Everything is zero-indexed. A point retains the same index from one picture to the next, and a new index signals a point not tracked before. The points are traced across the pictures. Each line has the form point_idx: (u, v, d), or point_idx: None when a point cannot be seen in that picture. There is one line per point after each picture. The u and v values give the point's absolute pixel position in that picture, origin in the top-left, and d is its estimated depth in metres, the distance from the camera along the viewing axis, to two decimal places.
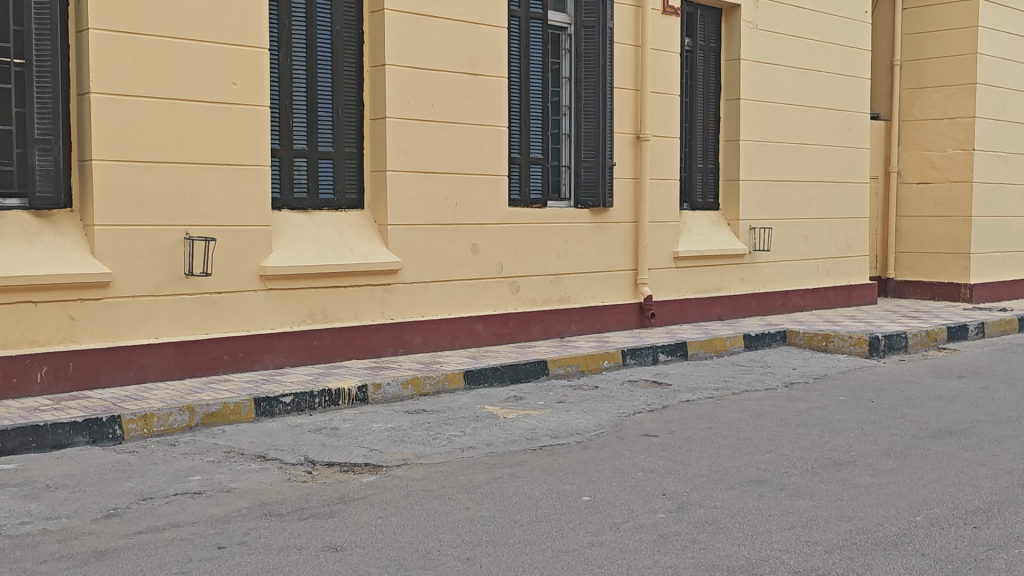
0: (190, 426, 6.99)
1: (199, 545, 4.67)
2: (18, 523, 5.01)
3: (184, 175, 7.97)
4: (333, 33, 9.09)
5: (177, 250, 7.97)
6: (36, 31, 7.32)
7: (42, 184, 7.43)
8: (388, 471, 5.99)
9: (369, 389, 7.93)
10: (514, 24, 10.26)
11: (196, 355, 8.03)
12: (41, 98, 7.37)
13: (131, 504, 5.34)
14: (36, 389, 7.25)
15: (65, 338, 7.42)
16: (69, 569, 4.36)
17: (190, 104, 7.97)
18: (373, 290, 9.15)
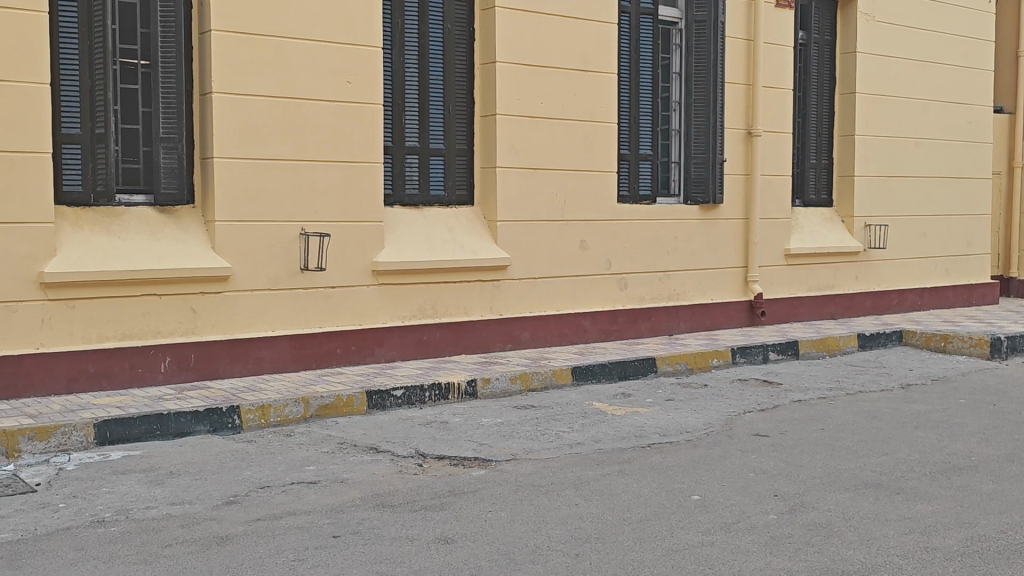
0: (305, 418, 7.17)
1: (315, 534, 4.79)
2: (144, 508, 5.21)
3: (301, 172, 8.17)
4: (445, 32, 9.18)
5: (293, 246, 8.16)
6: (162, 33, 7.61)
7: (166, 181, 7.71)
8: (497, 466, 6.04)
9: (479, 383, 8.01)
10: (624, 19, 10.18)
11: (310, 348, 8.22)
12: (166, 98, 7.65)
13: (249, 492, 5.51)
14: (160, 378, 7.52)
15: (188, 330, 7.68)
16: (192, 553, 4.51)
17: (307, 103, 8.17)
18: (482, 286, 9.23)
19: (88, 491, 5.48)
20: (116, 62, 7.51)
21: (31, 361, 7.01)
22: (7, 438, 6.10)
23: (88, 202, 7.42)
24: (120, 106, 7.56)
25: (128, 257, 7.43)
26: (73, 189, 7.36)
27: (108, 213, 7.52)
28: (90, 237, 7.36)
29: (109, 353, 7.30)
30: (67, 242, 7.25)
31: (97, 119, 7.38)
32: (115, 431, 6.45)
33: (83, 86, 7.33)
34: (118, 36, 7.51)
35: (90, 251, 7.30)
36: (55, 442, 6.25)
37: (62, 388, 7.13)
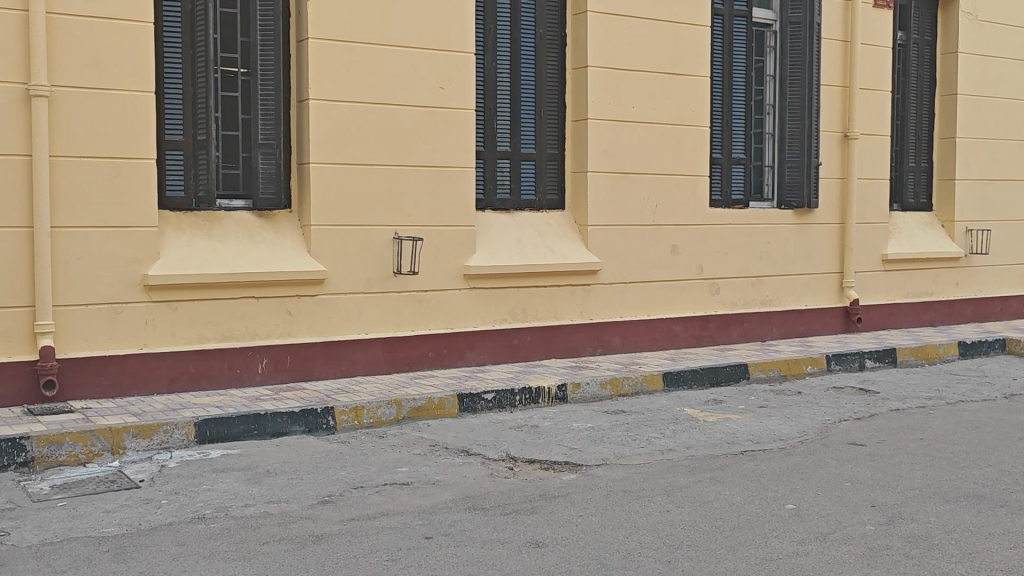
0: (397, 420, 7.26)
1: (408, 534, 4.84)
2: (243, 505, 5.33)
3: (394, 177, 8.28)
4: (537, 37, 9.22)
5: (387, 250, 8.27)
6: (262, 41, 7.78)
7: (265, 186, 7.89)
8: (588, 470, 6.04)
9: (569, 388, 8.01)
10: (717, 22, 10.10)
11: (403, 350, 8.32)
12: (265, 105, 7.82)
13: (344, 492, 5.59)
14: (257, 379, 7.68)
15: (284, 331, 7.84)
16: (288, 551, 4.61)
17: (401, 109, 8.27)
18: (573, 290, 9.22)
19: (188, 488, 5.63)
20: (218, 70, 7.69)
21: (135, 361, 7.23)
22: (112, 436, 6.26)
23: (190, 207, 7.64)
24: (221, 113, 7.73)
25: (228, 261, 7.61)
26: (176, 194, 7.58)
27: (209, 217, 7.71)
28: (192, 240, 7.57)
29: (209, 354, 7.49)
30: (170, 245, 7.46)
31: (199, 126, 7.60)
32: (215, 430, 6.61)
33: (185, 94, 7.55)
34: (220, 45, 7.70)
35: (191, 255, 7.50)
36: (158, 439, 6.42)
37: (164, 388, 7.33)
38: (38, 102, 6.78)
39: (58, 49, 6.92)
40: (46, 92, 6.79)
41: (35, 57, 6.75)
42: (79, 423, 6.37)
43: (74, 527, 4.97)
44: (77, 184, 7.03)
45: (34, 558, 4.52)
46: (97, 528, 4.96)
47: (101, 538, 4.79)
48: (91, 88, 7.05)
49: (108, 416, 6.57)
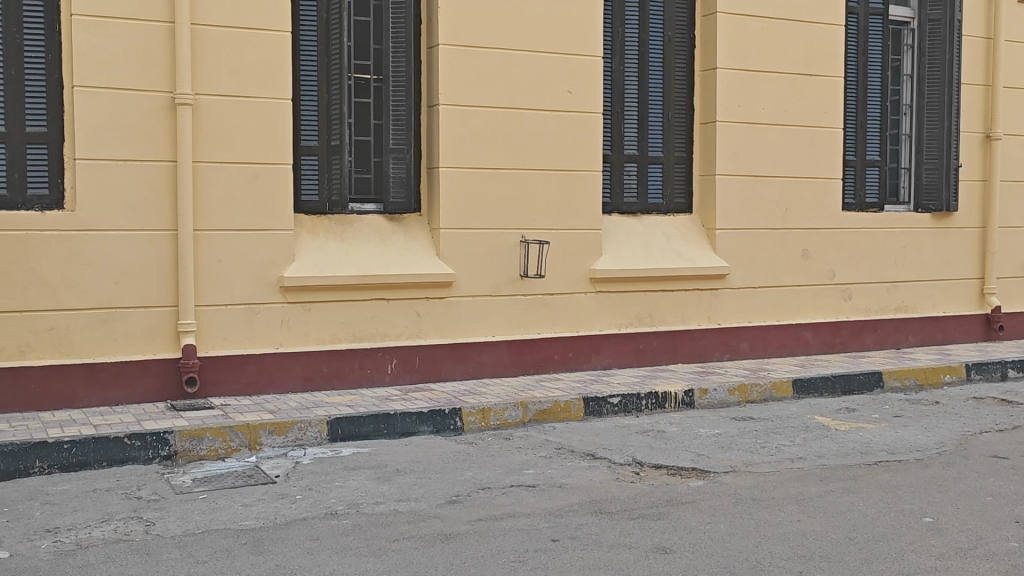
0: (523, 422, 7.31)
1: (535, 536, 4.87)
2: (374, 503, 5.45)
3: (522, 181, 8.33)
4: (666, 39, 9.16)
5: (514, 253, 8.33)
6: (394, 48, 7.92)
7: (396, 191, 8.05)
8: (716, 477, 5.97)
9: (696, 393, 7.94)
10: (852, 21, 9.85)
11: (529, 353, 8.37)
12: (396, 111, 7.96)
13: (471, 492, 5.66)
14: (386, 379, 7.85)
15: (413, 333, 7.98)
16: (418, 548, 4.68)
17: (529, 113, 8.32)
18: (700, 294, 9.12)
19: (322, 484, 5.79)
20: (351, 77, 7.88)
21: (271, 360, 7.47)
22: (250, 432, 6.48)
23: (324, 211, 7.87)
24: (354, 119, 7.92)
25: (360, 263, 7.79)
26: (311, 198, 7.83)
27: (342, 221, 7.91)
28: (326, 243, 7.77)
29: (341, 355, 7.68)
30: (305, 247, 7.68)
31: (332, 132, 7.81)
32: (346, 428, 6.77)
33: (320, 101, 7.78)
34: (353, 52, 7.89)
35: (325, 257, 7.70)
36: (293, 436, 6.61)
37: (298, 386, 7.56)
38: (183, 110, 7.06)
39: (202, 58, 7.19)
40: (190, 100, 7.07)
41: (181, 68, 7.04)
42: (219, 419, 6.61)
43: (215, 519, 5.16)
44: (218, 189, 7.29)
45: (178, 548, 4.71)
46: (236, 521, 5.14)
47: (239, 531, 4.96)
48: (232, 96, 7.30)
49: (246, 413, 6.80)
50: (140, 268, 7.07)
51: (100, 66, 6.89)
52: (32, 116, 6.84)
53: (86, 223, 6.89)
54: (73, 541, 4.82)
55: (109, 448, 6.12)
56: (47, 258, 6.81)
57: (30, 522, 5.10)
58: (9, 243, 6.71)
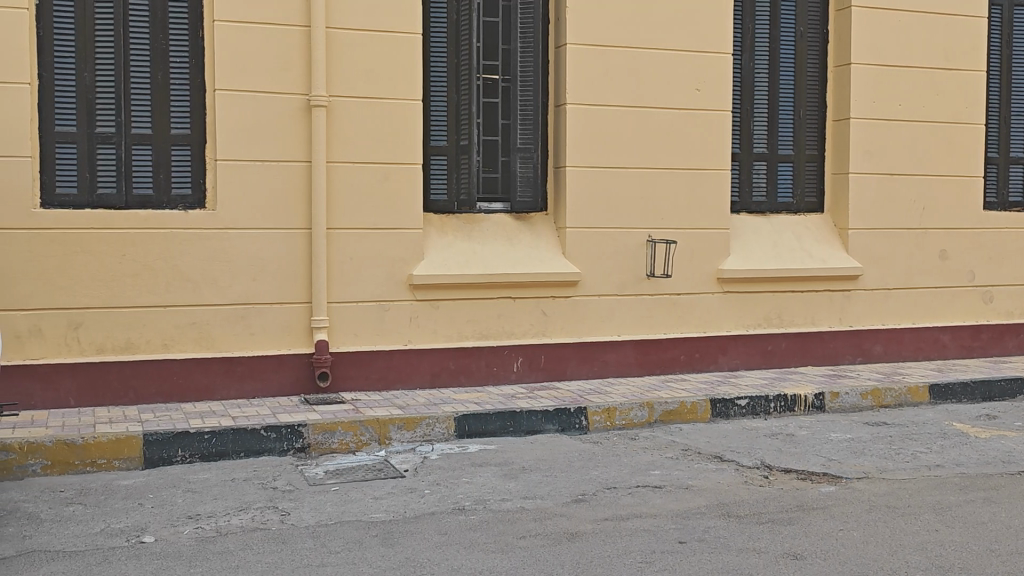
0: (649, 422, 7.27)
1: (662, 537, 4.84)
2: (501, 499, 5.50)
3: (650, 180, 8.28)
4: (797, 35, 9.00)
5: (640, 252, 8.29)
6: (522, 48, 7.99)
7: (523, 190, 8.12)
8: (848, 483, 5.82)
9: (827, 397, 7.75)
10: (995, 13, 9.49)
11: (654, 353, 8.32)
12: (524, 110, 8.03)
13: (597, 491, 5.65)
14: (512, 377, 7.91)
15: (539, 332, 8.02)
16: (544, 546, 4.71)
17: (657, 112, 8.26)
18: (832, 296, 8.91)
19: (449, 480, 5.86)
20: (480, 77, 7.94)
21: (399, 357, 7.61)
22: (380, 426, 6.60)
23: (451, 210, 7.98)
24: (482, 119, 7.97)
25: (487, 262, 7.87)
26: (439, 197, 7.95)
27: (469, 220, 8.01)
28: (453, 242, 7.88)
29: (467, 352, 7.79)
30: (433, 246, 7.80)
31: (461, 132, 7.92)
32: (473, 425, 6.85)
33: (449, 101, 7.90)
34: (482, 53, 7.95)
35: (453, 256, 7.80)
36: (421, 432, 6.72)
37: (426, 383, 7.68)
38: (318, 112, 7.25)
39: (336, 61, 7.36)
40: (324, 102, 7.25)
41: (316, 70, 7.23)
42: (350, 413, 6.76)
43: (347, 511, 5.28)
44: (350, 188, 7.46)
45: (312, 538, 4.84)
46: (367, 513, 5.25)
47: (370, 523, 5.07)
48: (365, 98, 7.46)
49: (376, 408, 6.94)
50: (276, 266, 7.29)
51: (239, 71, 7.12)
52: (177, 119, 7.12)
53: (225, 222, 7.14)
54: (213, 528, 5.01)
55: (247, 440, 6.33)
56: (189, 255, 7.07)
57: (173, 508, 5.32)
58: (154, 241, 6.99)
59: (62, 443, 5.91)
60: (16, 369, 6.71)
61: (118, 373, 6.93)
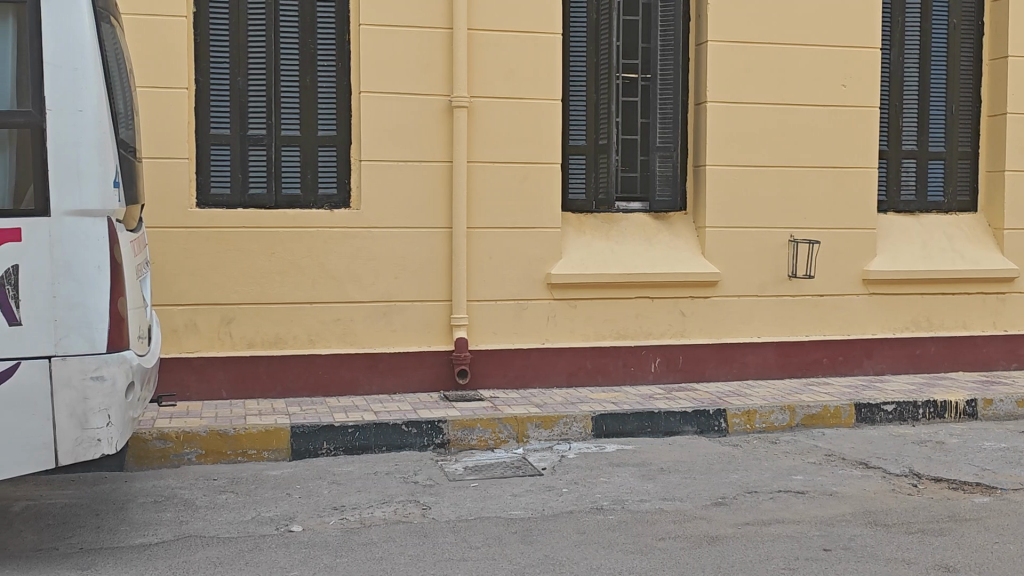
0: (791, 426, 7.12)
1: (805, 544, 4.73)
2: (639, 500, 5.47)
3: (793, 179, 8.10)
4: (950, 27, 8.65)
5: (783, 252, 8.12)
6: (661, 47, 7.95)
7: (661, 189, 8.08)
8: (1003, 494, 5.58)
9: (980, 404, 7.44)
10: None
11: (796, 356, 8.14)
12: (663, 109, 7.99)
13: (738, 495, 5.57)
14: (650, 377, 7.86)
15: (678, 332, 7.94)
16: (684, 549, 4.66)
17: (801, 109, 8.08)
18: (985, 299, 8.55)
19: (587, 479, 5.86)
20: (620, 77, 7.94)
21: (537, 355, 7.65)
22: (518, 424, 6.65)
23: (590, 209, 7.99)
24: (622, 118, 7.98)
25: (625, 261, 7.83)
26: (578, 197, 7.95)
27: (607, 219, 7.99)
28: (591, 241, 7.87)
29: (605, 352, 7.77)
30: (572, 245, 7.82)
31: (600, 131, 7.93)
32: (611, 425, 6.84)
33: (588, 101, 7.90)
34: (621, 52, 7.94)
35: (591, 256, 7.80)
36: (559, 430, 6.74)
37: (563, 381, 7.70)
38: (459, 113, 7.35)
39: (478, 62, 7.45)
40: (466, 103, 7.34)
41: (457, 72, 7.32)
42: (488, 411, 6.83)
43: (486, 507, 5.34)
44: (490, 188, 7.54)
45: (452, 532, 4.91)
46: (506, 510, 5.30)
47: (509, 520, 5.12)
48: (506, 98, 7.52)
49: (514, 406, 6.99)
50: (417, 264, 7.42)
51: (384, 72, 7.27)
52: (323, 121, 7.32)
53: (369, 221, 7.31)
54: (357, 519, 5.14)
55: (389, 435, 6.46)
56: (335, 253, 7.27)
57: (319, 499, 5.48)
58: (301, 240, 7.20)
59: (215, 433, 6.15)
60: (172, 361, 7.01)
61: (267, 367, 7.17)
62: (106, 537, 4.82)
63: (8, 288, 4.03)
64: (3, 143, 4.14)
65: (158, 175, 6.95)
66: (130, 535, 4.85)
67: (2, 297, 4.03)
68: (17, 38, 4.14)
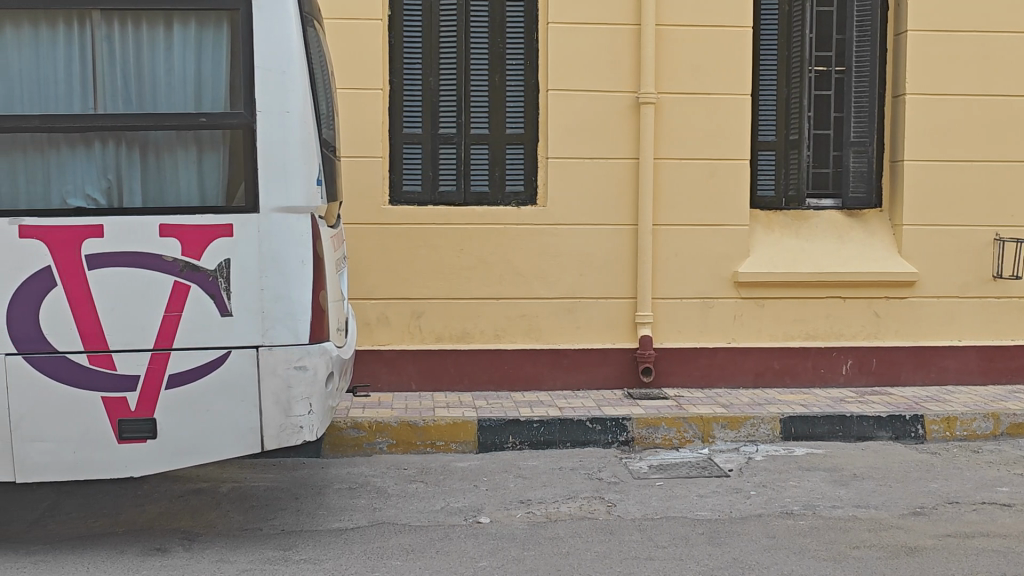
0: (995, 435, 6.74)
1: (1013, 560, 4.48)
2: (831, 506, 5.31)
3: (999, 174, 7.67)
4: None
5: (986, 251, 7.70)
6: (857, 37, 7.65)
7: (855, 185, 7.78)
8: None
9: None
10: None
11: (1001, 361, 7.72)
12: (859, 102, 7.70)
13: (937, 505, 5.32)
14: (841, 380, 7.61)
15: (871, 334, 7.66)
16: (880, 559, 4.49)
17: (1009, 100, 7.63)
18: None
19: (776, 482, 5.73)
20: (812, 70, 7.75)
21: (723, 354, 7.53)
22: (703, 424, 6.55)
23: (780, 206, 7.80)
24: (814, 113, 7.79)
25: (816, 259, 7.60)
26: (767, 193, 7.78)
27: (798, 217, 7.76)
28: (781, 239, 7.68)
29: (794, 353, 7.58)
30: (760, 243, 7.65)
31: (791, 127, 7.76)
32: (800, 427, 6.66)
33: (779, 95, 7.72)
34: (814, 44, 7.73)
35: (780, 254, 7.62)
36: (746, 431, 6.60)
37: (750, 382, 7.56)
38: (646, 109, 7.30)
39: (666, 57, 7.38)
40: (653, 99, 7.28)
41: (645, 67, 7.27)
42: (673, 409, 6.77)
43: (672, 506, 5.29)
44: (677, 185, 7.46)
45: (638, 530, 4.89)
46: (692, 510, 5.24)
47: (696, 521, 5.05)
48: (694, 94, 7.42)
49: (699, 405, 6.90)
50: (602, 261, 7.42)
51: (572, 69, 7.30)
52: (512, 120, 7.43)
53: (554, 218, 7.36)
54: (544, 513, 5.18)
55: (574, 431, 6.49)
56: (521, 249, 7.36)
57: (506, 492, 5.56)
58: (489, 237, 7.32)
59: (405, 425, 6.33)
60: (366, 353, 7.26)
61: (455, 361, 7.33)
62: (305, 520, 5.03)
63: (221, 280, 4.25)
64: (217, 142, 4.35)
65: (354, 174, 7.21)
66: (327, 519, 5.05)
67: (217, 289, 4.25)
68: (230, 44, 4.35)
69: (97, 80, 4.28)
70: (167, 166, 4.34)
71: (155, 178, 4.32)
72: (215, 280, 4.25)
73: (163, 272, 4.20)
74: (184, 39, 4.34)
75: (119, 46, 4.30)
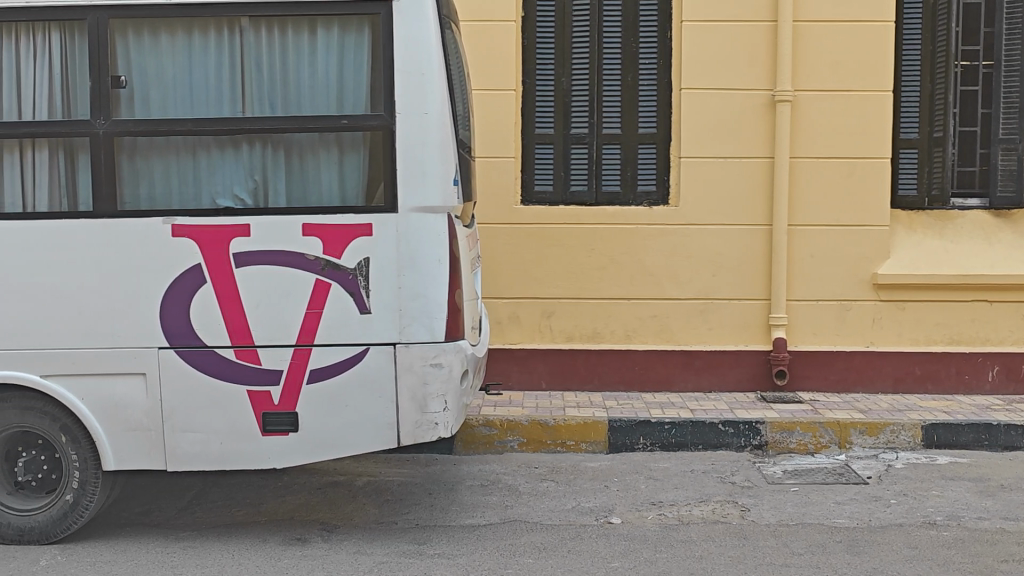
0: None
1: None
2: (977, 517, 5.10)
3: None
4: None
5: None
6: (1007, 30, 7.32)
7: (1004, 184, 7.40)
8: None
9: None
10: None
11: None
12: (1008, 97, 7.37)
13: None
14: (987, 388, 7.31)
15: (1020, 339, 7.33)
16: None
17: None
18: None
19: (918, 491, 5.54)
20: (959, 65, 7.45)
21: (861, 358, 7.33)
22: (840, 429, 6.39)
23: (922, 206, 7.53)
24: (960, 109, 7.50)
25: (961, 261, 7.32)
26: (908, 193, 7.53)
27: (941, 217, 7.49)
28: (923, 240, 7.43)
29: (936, 358, 7.32)
30: (901, 244, 7.41)
31: (935, 122, 7.48)
32: (943, 435, 6.42)
33: (923, 91, 7.47)
34: (961, 38, 7.44)
35: (922, 255, 7.37)
36: (885, 438, 6.41)
37: (889, 387, 7.34)
38: (783, 107, 7.14)
39: (803, 53, 7.23)
40: (790, 96, 7.12)
41: (781, 64, 7.12)
42: (809, 414, 6.62)
43: (808, 513, 5.18)
44: (814, 184, 7.30)
45: (774, 536, 4.81)
46: (830, 517, 5.11)
47: (834, 528, 4.93)
48: (832, 90, 7.24)
49: (836, 410, 6.73)
50: (735, 262, 7.31)
51: (706, 67, 7.20)
52: (644, 120, 7.38)
53: (686, 218, 7.28)
54: (676, 515, 5.14)
55: (705, 433, 6.41)
56: (652, 249, 7.31)
57: (637, 493, 5.53)
58: (620, 237, 7.30)
59: (537, 423, 6.36)
60: (497, 352, 7.34)
61: (585, 361, 7.33)
62: (439, 516, 5.11)
63: (361, 278, 4.35)
64: (358, 143, 4.44)
65: (487, 174, 7.29)
66: (460, 515, 5.11)
67: (357, 287, 4.35)
68: (371, 47, 4.44)
69: (245, 85, 4.43)
70: (311, 167, 4.46)
71: (299, 180, 4.45)
72: (355, 278, 4.35)
73: (306, 271, 4.34)
74: (328, 43, 4.45)
75: (267, 50, 4.44)
